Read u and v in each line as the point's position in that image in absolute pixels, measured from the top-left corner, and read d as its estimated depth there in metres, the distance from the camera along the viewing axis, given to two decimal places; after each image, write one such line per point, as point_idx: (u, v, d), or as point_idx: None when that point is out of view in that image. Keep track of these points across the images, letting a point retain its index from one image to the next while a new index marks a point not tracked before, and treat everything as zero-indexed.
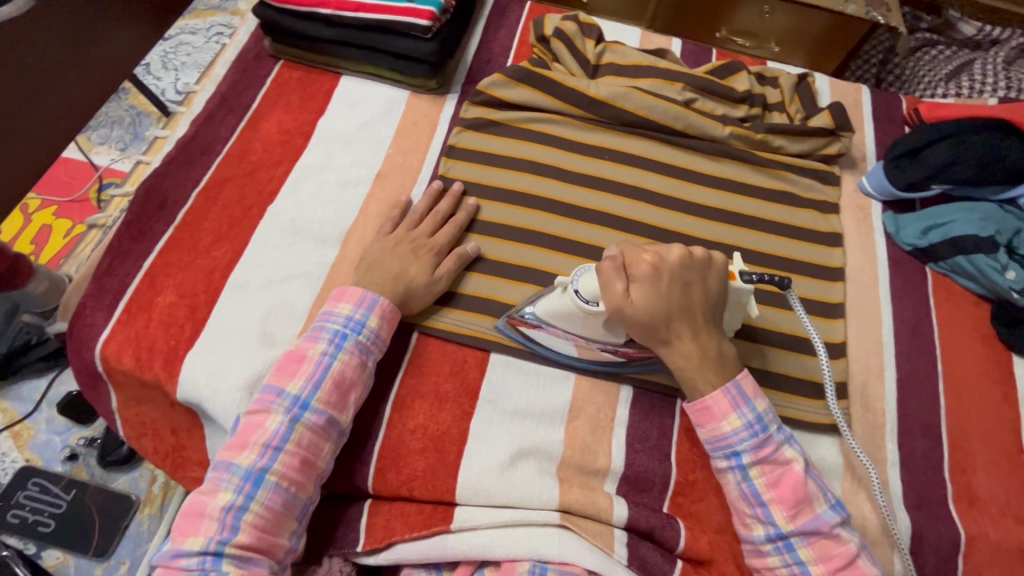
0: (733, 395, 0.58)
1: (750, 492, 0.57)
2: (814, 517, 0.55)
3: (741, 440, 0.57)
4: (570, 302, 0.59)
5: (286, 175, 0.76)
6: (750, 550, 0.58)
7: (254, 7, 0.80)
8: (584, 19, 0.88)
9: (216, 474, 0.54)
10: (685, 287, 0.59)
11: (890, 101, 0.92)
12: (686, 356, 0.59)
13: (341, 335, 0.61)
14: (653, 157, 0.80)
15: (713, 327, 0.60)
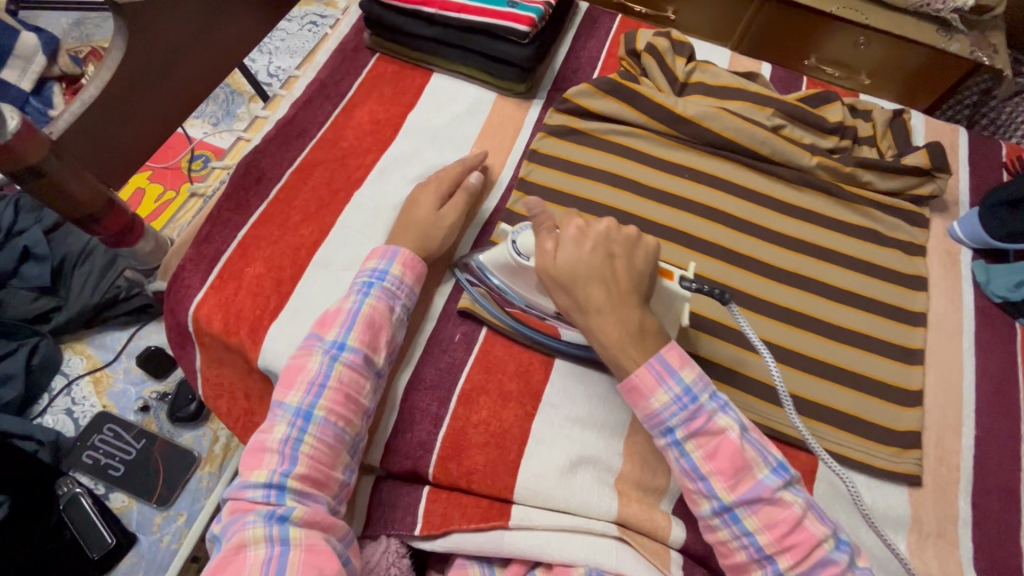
0: (657, 370, 0.56)
1: (689, 467, 0.54)
2: (754, 484, 0.53)
3: (672, 414, 0.55)
4: (507, 254, 0.63)
5: (374, 163, 0.78)
6: (703, 527, 0.56)
7: (362, 1, 0.83)
8: (677, 36, 0.88)
9: (272, 412, 0.57)
10: (609, 258, 0.59)
11: (989, 146, 0.89)
12: (606, 331, 0.57)
13: (368, 285, 0.63)
14: (734, 181, 0.80)
15: (637, 299, 0.58)
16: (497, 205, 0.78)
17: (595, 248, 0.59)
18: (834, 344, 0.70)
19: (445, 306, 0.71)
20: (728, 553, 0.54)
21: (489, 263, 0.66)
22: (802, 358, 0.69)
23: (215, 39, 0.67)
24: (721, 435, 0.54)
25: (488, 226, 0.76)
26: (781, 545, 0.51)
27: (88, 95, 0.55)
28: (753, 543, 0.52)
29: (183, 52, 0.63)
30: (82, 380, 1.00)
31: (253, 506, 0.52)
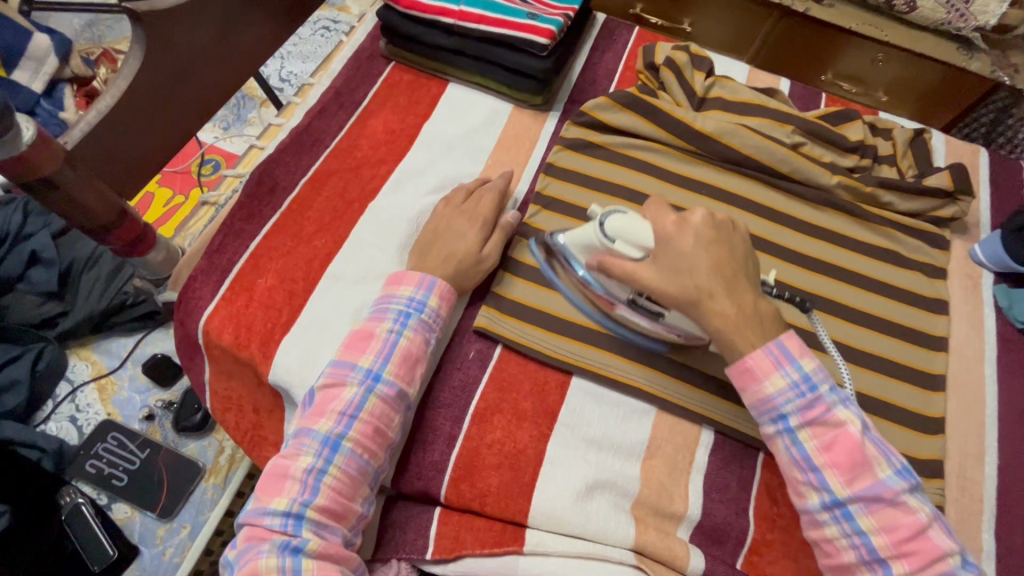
0: (774, 355, 0.55)
1: (801, 457, 0.54)
2: (875, 483, 0.52)
3: (787, 402, 0.54)
4: (594, 233, 0.61)
5: (389, 174, 0.77)
6: (808, 520, 0.55)
7: (378, 10, 0.82)
8: (695, 50, 0.87)
9: (298, 439, 0.56)
10: (726, 247, 0.58)
11: (1010, 167, 0.88)
12: (723, 315, 0.56)
13: (405, 315, 0.62)
14: (753, 199, 0.79)
15: (747, 283, 0.58)
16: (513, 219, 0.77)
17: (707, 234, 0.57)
18: (853, 368, 0.69)
19: (460, 323, 0.69)
20: (834, 551, 0.53)
21: (569, 243, 0.65)
22: None
23: (232, 48, 0.66)
24: (841, 429, 0.53)
25: None
26: (895, 546, 0.51)
27: (105, 106, 0.54)
28: (866, 543, 0.52)
29: (202, 61, 0.62)
30: (87, 387, 0.99)
31: (268, 534, 0.51)
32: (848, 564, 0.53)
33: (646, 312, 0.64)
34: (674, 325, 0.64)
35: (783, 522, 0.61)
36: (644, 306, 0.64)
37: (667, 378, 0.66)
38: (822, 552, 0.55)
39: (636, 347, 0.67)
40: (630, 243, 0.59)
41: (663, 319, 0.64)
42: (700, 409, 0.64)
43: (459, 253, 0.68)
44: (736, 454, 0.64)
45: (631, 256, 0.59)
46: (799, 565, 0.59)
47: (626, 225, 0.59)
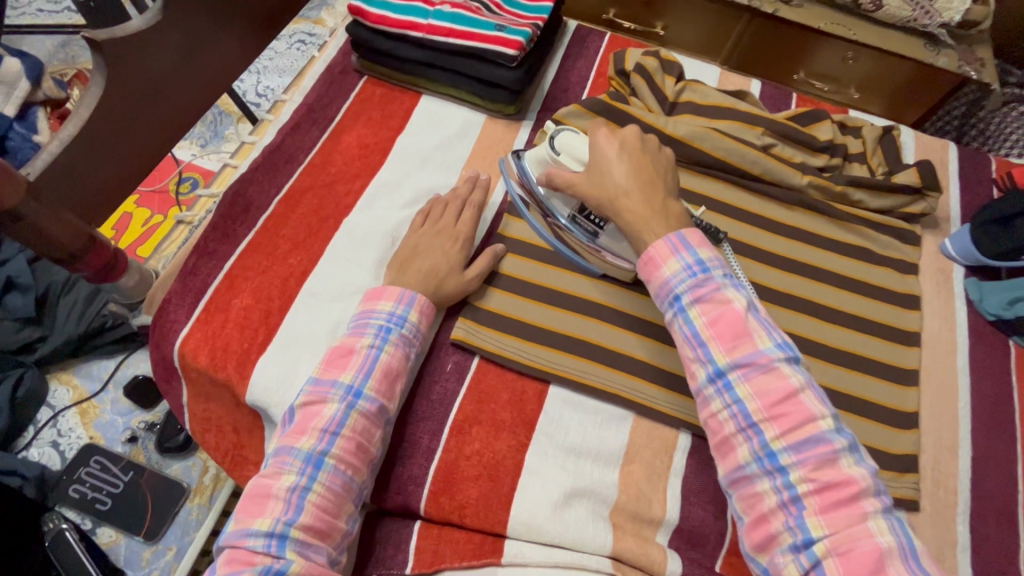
0: (673, 243, 0.58)
1: (692, 334, 0.55)
2: (753, 351, 0.53)
3: (680, 281, 0.57)
4: (546, 148, 0.69)
5: (362, 189, 0.78)
6: (698, 403, 0.56)
7: (348, 25, 0.83)
8: (666, 55, 0.88)
9: (280, 457, 0.56)
10: (637, 152, 0.64)
11: (979, 160, 0.89)
12: (633, 210, 0.61)
13: (385, 329, 0.62)
14: (726, 201, 0.79)
15: (663, 187, 0.63)
16: (489, 229, 0.77)
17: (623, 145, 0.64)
18: (827, 366, 0.70)
19: (437, 335, 0.70)
20: (718, 426, 0.53)
21: (529, 161, 0.71)
22: None
23: (198, 70, 0.67)
24: (727, 305, 0.54)
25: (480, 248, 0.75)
26: (771, 416, 0.51)
27: (68, 134, 0.55)
28: (742, 410, 0.52)
29: (167, 85, 0.63)
30: (68, 412, 0.98)
31: (251, 558, 0.51)
32: (749, 473, 0.51)
33: (586, 226, 0.69)
34: (610, 247, 0.68)
35: None
36: (584, 223, 0.68)
37: (645, 384, 0.66)
38: (709, 433, 0.54)
39: (613, 353, 0.67)
40: (573, 153, 0.67)
41: (600, 239, 0.68)
42: (677, 413, 0.65)
43: (433, 266, 0.68)
44: (713, 457, 0.64)
45: (570, 164, 0.67)
46: None
47: (570, 140, 0.68)
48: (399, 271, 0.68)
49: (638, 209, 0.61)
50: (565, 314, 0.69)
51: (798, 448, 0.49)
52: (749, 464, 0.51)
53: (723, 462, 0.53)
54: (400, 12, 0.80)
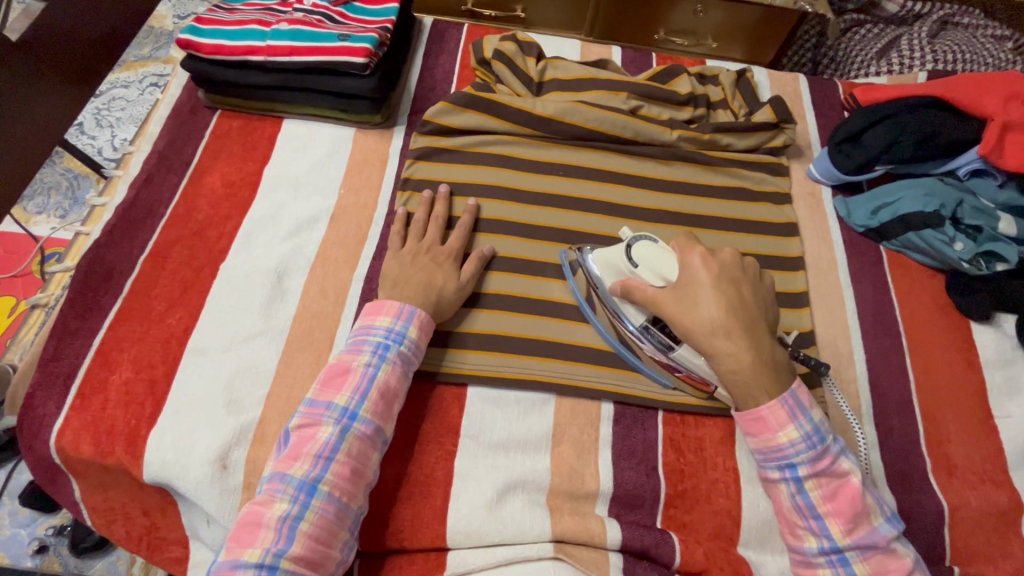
0: (790, 405, 0.55)
1: (805, 504, 0.54)
2: (871, 532, 0.53)
3: (797, 453, 0.54)
4: (620, 257, 0.63)
5: (236, 230, 0.74)
6: (800, 562, 0.55)
7: (184, 61, 0.78)
8: (522, 37, 0.88)
9: (271, 484, 0.53)
10: (732, 280, 0.59)
11: (827, 87, 0.96)
12: (736, 356, 0.56)
13: (383, 347, 0.60)
14: (607, 168, 0.81)
15: (766, 334, 0.58)
16: (379, 243, 0.75)
17: (716, 275, 0.59)
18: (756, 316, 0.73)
19: None
20: None
21: (600, 258, 0.67)
22: None
23: None
24: (845, 480, 0.54)
25: (374, 267, 0.73)
26: None
27: None
28: None
29: None
30: None
31: None
32: (818, 572, 0.54)
33: (659, 338, 0.63)
34: (686, 360, 0.62)
35: (691, 469, 0.64)
36: (658, 336, 0.63)
37: (558, 362, 0.67)
38: None
39: (521, 340, 0.68)
40: (654, 267, 0.61)
41: (676, 352, 0.63)
42: (597, 384, 0.66)
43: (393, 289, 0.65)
44: (636, 418, 0.66)
45: (651, 280, 0.61)
46: (711, 505, 0.62)
47: (651, 252, 0.62)
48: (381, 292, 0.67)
49: (740, 366, 0.56)
50: (471, 313, 0.69)
51: None
52: None
53: None
54: (234, 39, 0.76)
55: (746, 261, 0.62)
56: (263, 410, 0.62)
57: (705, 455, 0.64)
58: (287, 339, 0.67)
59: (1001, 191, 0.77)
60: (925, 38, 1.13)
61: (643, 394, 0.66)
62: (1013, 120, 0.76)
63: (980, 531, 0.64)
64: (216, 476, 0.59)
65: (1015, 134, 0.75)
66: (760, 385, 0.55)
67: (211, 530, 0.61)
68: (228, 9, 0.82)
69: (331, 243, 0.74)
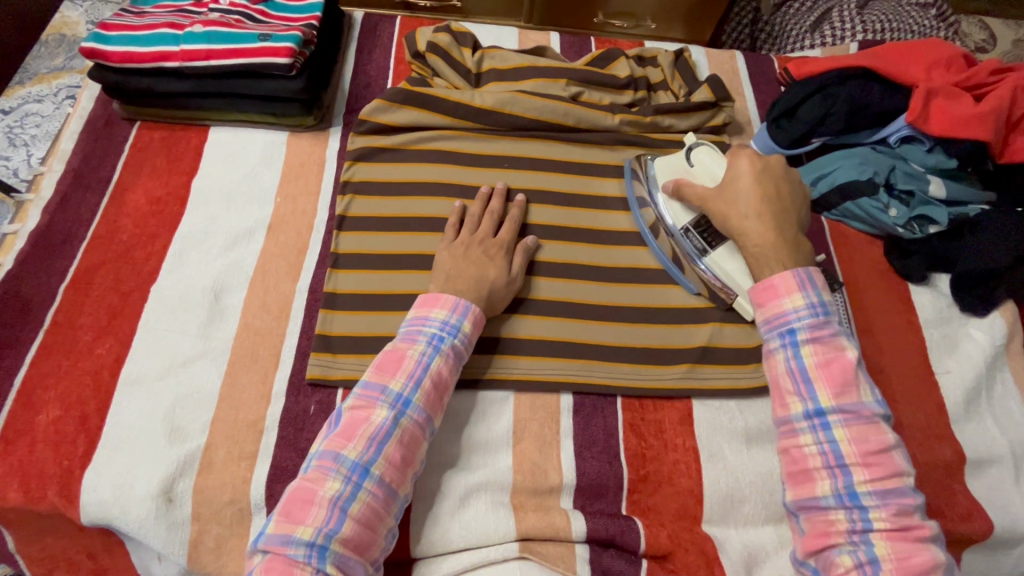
0: (799, 278, 0.59)
1: (795, 367, 0.56)
2: (857, 401, 0.54)
3: (799, 316, 0.57)
4: (679, 158, 0.75)
5: (165, 248, 0.70)
6: (783, 432, 0.57)
7: (93, 72, 0.73)
8: (456, 28, 0.86)
9: (322, 462, 0.52)
10: (773, 178, 0.67)
11: (763, 64, 0.97)
12: (759, 233, 0.64)
13: (438, 338, 0.59)
14: (552, 157, 0.80)
15: (794, 220, 0.65)
16: (321, 251, 0.72)
17: (760, 169, 0.68)
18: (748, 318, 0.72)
19: (290, 378, 0.64)
20: (800, 458, 0.54)
21: (660, 172, 0.75)
22: (659, 313, 0.71)
23: None
24: (840, 352, 0.56)
25: (318, 276, 0.70)
26: (863, 462, 0.52)
27: None
28: (832, 449, 0.53)
29: None
30: None
31: (290, 567, 0.47)
32: (823, 505, 0.52)
33: (696, 241, 0.71)
34: (719, 262, 0.69)
35: (653, 453, 0.64)
36: (695, 238, 0.71)
37: (514, 359, 0.66)
38: (787, 460, 0.55)
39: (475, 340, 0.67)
40: (708, 168, 0.72)
41: (709, 255, 0.70)
42: (555, 377, 0.66)
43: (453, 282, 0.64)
44: (596, 407, 0.66)
45: (704, 179, 0.72)
46: (674, 486, 0.63)
47: (709, 156, 0.73)
48: (430, 284, 0.66)
49: (762, 239, 0.63)
50: None
51: (883, 495, 0.51)
52: (826, 498, 0.52)
53: (796, 489, 0.54)
54: (146, 45, 0.72)
55: (790, 169, 0.70)
56: (208, 437, 0.60)
57: (665, 438, 0.65)
58: (229, 359, 0.64)
59: (931, 155, 0.79)
60: (854, 10, 1.16)
61: (602, 382, 0.66)
62: (936, 86, 0.78)
63: (927, 484, 0.67)
64: (161, 511, 0.56)
65: (938, 100, 0.78)
66: (778, 256, 0.62)
67: (163, 567, 0.58)
68: (137, 13, 0.77)
69: (270, 254, 0.71)
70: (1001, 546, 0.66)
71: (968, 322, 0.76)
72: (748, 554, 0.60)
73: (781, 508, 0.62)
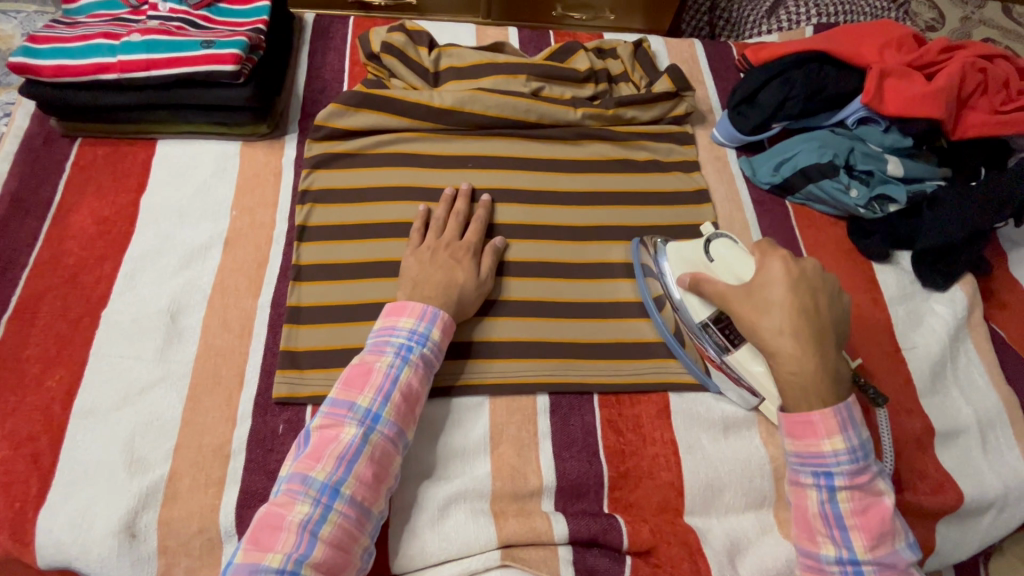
0: (840, 416, 0.54)
1: (831, 512, 0.53)
2: (892, 552, 0.52)
3: (838, 462, 0.53)
4: (698, 250, 0.66)
5: (115, 271, 0.66)
6: (807, 566, 0.54)
7: (26, 89, 0.69)
8: (411, 27, 0.84)
9: (291, 485, 0.50)
10: (810, 289, 0.57)
11: (722, 51, 0.97)
12: (797, 355, 0.55)
13: (406, 349, 0.57)
14: (516, 155, 0.79)
15: (834, 344, 0.56)
16: (283, 263, 0.70)
17: (797, 278, 0.57)
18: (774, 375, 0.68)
19: (256, 399, 0.62)
20: None
21: (675, 254, 0.68)
22: (632, 306, 0.71)
23: None
24: (877, 499, 0.54)
25: (279, 290, 0.68)
26: None
27: None
28: None
29: None
30: None
31: None
32: None
33: (717, 338, 0.64)
34: (742, 364, 0.63)
35: (632, 449, 0.64)
36: (715, 334, 0.64)
37: (488, 363, 0.65)
38: None
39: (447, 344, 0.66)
40: (728, 264, 0.63)
41: (729, 355, 0.63)
42: (530, 378, 0.65)
43: (426, 284, 0.63)
44: (573, 406, 0.65)
45: (726, 278, 0.62)
46: (654, 480, 0.62)
47: (729, 255, 0.63)
48: (398, 292, 0.64)
49: (798, 367, 0.54)
50: None
51: None
52: None
53: None
54: (80, 56, 0.68)
55: (831, 279, 0.60)
56: (171, 466, 0.57)
57: (643, 432, 0.65)
58: (189, 384, 0.61)
59: (887, 135, 0.81)
60: None
61: (577, 380, 0.66)
62: (889, 67, 0.80)
63: (900, 459, 0.68)
64: (124, 547, 0.53)
65: (891, 81, 0.79)
66: (819, 390, 0.54)
67: None
68: (70, 23, 0.73)
69: (229, 270, 0.68)
70: (973, 514, 0.68)
71: (930, 297, 0.78)
72: (730, 543, 0.60)
73: (760, 493, 0.63)
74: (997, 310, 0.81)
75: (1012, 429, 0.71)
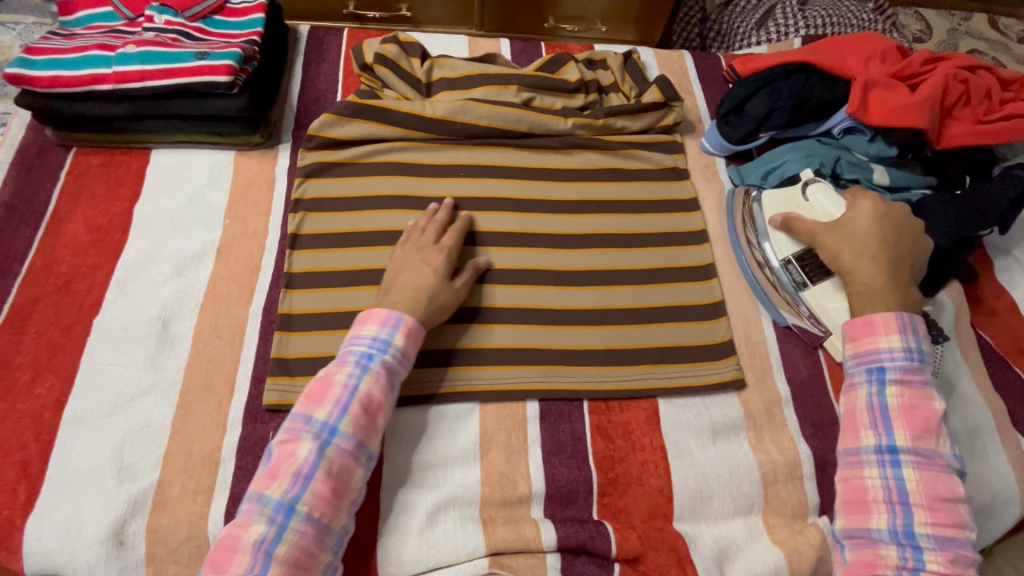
0: (899, 321, 0.62)
1: (878, 405, 0.59)
2: (934, 449, 0.57)
3: (892, 358, 0.61)
4: (794, 192, 0.79)
5: (108, 279, 0.67)
6: (847, 462, 0.59)
7: (21, 99, 0.70)
8: (403, 38, 0.85)
9: (249, 505, 0.51)
10: (894, 225, 0.69)
11: (711, 63, 0.99)
12: (868, 275, 0.66)
13: (366, 358, 0.58)
14: (507, 164, 0.80)
15: (906, 270, 0.67)
16: (275, 270, 0.70)
17: (882, 213, 0.69)
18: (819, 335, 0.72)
19: (246, 406, 0.62)
20: (861, 487, 0.57)
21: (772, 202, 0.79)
22: (621, 313, 0.71)
23: None
24: (926, 401, 0.59)
25: (272, 297, 0.68)
26: (927, 505, 0.55)
27: None
28: (899, 485, 0.56)
29: None
30: None
31: None
32: (876, 535, 0.55)
33: (796, 273, 0.74)
34: (816, 300, 0.72)
35: (622, 455, 0.64)
36: (795, 270, 0.74)
37: (479, 370, 0.66)
38: (844, 488, 0.58)
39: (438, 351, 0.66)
40: (824, 207, 0.76)
41: (807, 288, 0.73)
42: (520, 385, 0.65)
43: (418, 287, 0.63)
44: (563, 412, 0.66)
45: (817, 214, 0.76)
46: (644, 485, 0.63)
47: (828, 196, 0.76)
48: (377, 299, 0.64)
49: (873, 279, 0.65)
50: None
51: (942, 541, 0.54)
52: (881, 532, 0.55)
53: (849, 516, 0.57)
54: (75, 68, 0.69)
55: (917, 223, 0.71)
56: (160, 473, 0.57)
57: (633, 438, 0.65)
58: (180, 391, 0.61)
59: (872, 145, 0.82)
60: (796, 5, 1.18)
61: (567, 387, 0.66)
62: (873, 78, 0.81)
63: None
64: (112, 555, 0.53)
65: (876, 91, 0.81)
66: (886, 298, 0.64)
67: None
68: (65, 36, 0.74)
69: (221, 279, 0.69)
70: None
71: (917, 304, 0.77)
72: (719, 548, 0.60)
73: (749, 499, 0.63)
74: (984, 318, 0.82)
75: (999, 436, 0.72)
